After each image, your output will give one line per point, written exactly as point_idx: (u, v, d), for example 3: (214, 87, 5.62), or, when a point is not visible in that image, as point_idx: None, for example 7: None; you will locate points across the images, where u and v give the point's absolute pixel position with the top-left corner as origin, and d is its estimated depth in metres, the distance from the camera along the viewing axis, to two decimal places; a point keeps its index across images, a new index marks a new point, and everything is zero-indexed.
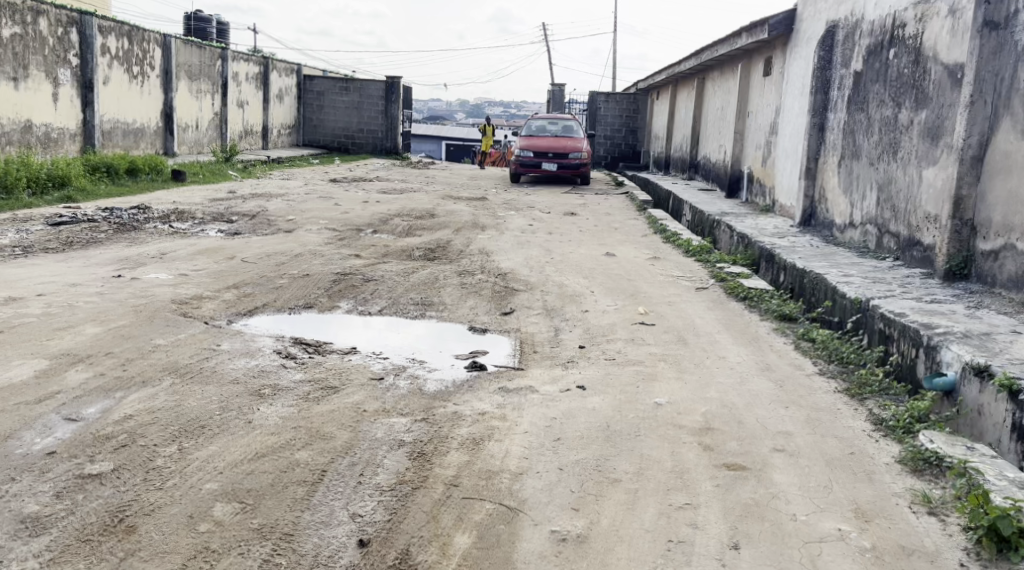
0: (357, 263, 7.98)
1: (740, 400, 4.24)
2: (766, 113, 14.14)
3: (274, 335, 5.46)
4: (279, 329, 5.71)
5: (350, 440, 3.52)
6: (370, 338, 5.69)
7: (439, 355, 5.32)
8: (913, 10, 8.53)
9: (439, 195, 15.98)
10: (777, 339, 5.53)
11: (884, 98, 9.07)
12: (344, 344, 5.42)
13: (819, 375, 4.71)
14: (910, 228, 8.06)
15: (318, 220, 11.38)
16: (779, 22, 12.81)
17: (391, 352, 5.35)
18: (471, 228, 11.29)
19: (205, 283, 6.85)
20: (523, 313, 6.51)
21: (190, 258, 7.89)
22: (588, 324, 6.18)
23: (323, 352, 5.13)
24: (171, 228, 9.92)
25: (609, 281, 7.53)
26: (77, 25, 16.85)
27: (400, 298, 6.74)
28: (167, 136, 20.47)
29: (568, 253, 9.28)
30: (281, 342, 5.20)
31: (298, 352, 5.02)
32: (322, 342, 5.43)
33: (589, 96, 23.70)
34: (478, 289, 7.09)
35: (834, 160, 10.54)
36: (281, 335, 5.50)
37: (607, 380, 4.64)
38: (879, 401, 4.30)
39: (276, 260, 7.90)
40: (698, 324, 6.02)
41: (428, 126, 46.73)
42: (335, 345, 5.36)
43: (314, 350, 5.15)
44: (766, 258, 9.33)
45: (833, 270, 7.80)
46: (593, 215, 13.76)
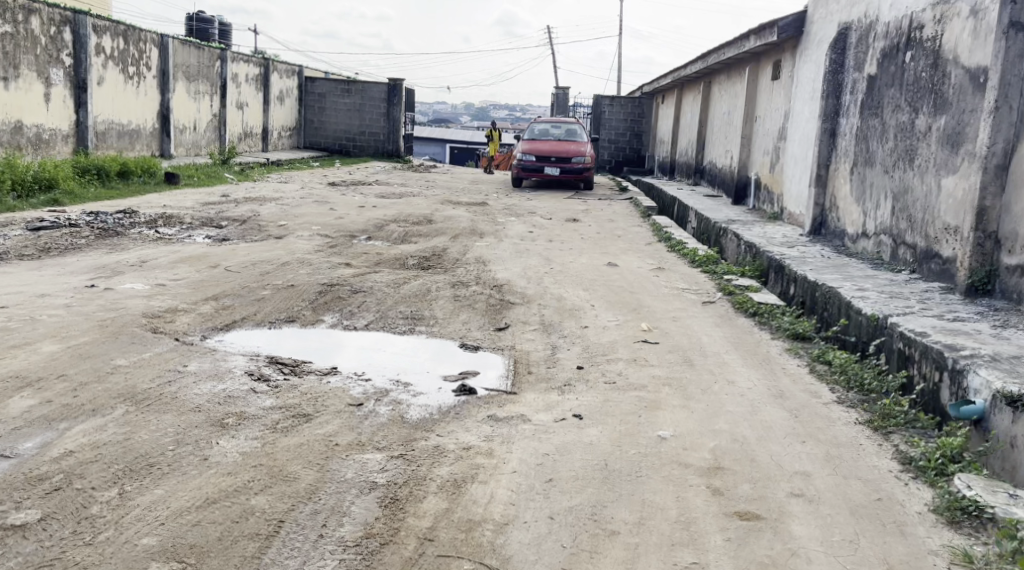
0: (346, 272, 7.60)
1: (752, 433, 3.86)
2: (774, 118, 13.76)
3: (249, 354, 5.08)
4: (256, 347, 5.32)
5: (315, 482, 3.14)
6: (353, 358, 5.30)
7: (427, 377, 4.93)
8: (931, 11, 8.15)
9: (439, 200, 15.63)
10: (790, 362, 5.14)
11: (900, 103, 8.69)
12: (324, 365, 5.03)
13: (837, 404, 4.32)
14: (928, 239, 7.68)
15: (311, 225, 11.01)
16: (789, 24, 12.45)
17: (375, 373, 4.96)
18: (470, 235, 10.92)
19: (182, 294, 6.47)
20: (519, 328, 6.13)
21: (171, 266, 7.52)
22: (588, 342, 5.80)
23: (299, 374, 4.75)
24: (157, 233, 9.55)
25: (610, 294, 7.15)
26: (71, 24, 16.53)
27: (388, 312, 6.37)
28: (164, 137, 20.14)
29: (569, 263, 8.90)
30: (255, 362, 4.81)
31: (272, 374, 4.63)
32: (301, 361, 5.05)
33: (594, 99, 23.29)
34: (472, 302, 6.71)
35: (846, 167, 10.15)
36: (256, 354, 5.12)
37: (605, 408, 4.25)
38: (905, 437, 3.93)
39: (261, 269, 7.52)
40: (704, 343, 5.63)
41: (433, 130, 46.43)
42: (313, 366, 4.97)
43: (290, 372, 4.77)
44: (775, 270, 8.96)
45: (847, 284, 7.43)
46: (596, 222, 13.38)
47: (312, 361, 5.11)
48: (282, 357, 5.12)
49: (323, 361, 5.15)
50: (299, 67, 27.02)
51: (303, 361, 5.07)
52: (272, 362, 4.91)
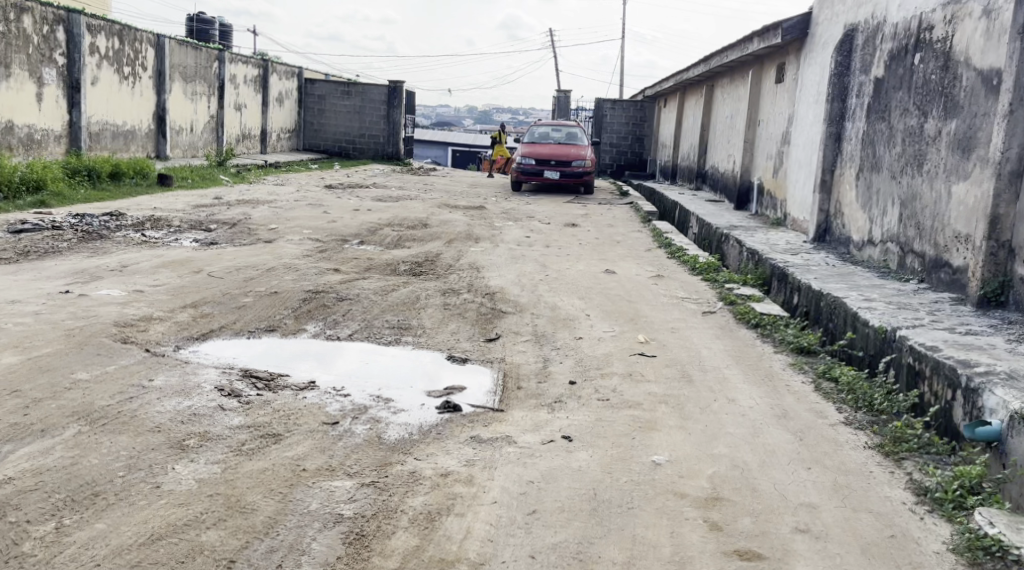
0: (333, 278, 7.33)
1: (753, 458, 3.60)
2: (777, 122, 13.50)
3: (223, 366, 4.80)
4: (232, 359, 5.05)
5: (274, 515, 2.90)
6: (333, 372, 5.01)
7: (411, 393, 4.65)
8: (942, 12, 7.91)
9: (436, 203, 15.36)
10: (794, 378, 4.87)
11: (908, 106, 8.44)
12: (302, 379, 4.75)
13: (845, 426, 4.06)
14: (937, 247, 7.41)
15: (302, 229, 10.75)
16: (793, 26, 12.20)
17: (355, 388, 4.67)
18: (465, 241, 10.64)
19: (159, 300, 6.20)
20: (510, 340, 5.85)
21: (153, 271, 7.25)
22: (581, 354, 5.52)
23: (274, 389, 4.47)
24: (142, 236, 9.28)
25: (607, 303, 6.88)
26: (64, 23, 16.29)
27: (374, 321, 6.10)
28: (160, 138, 19.89)
29: (566, 269, 8.62)
30: (227, 376, 4.54)
31: (244, 390, 4.35)
32: (277, 375, 4.77)
33: (595, 102, 23.02)
34: (462, 311, 6.44)
35: (852, 172, 9.89)
36: (230, 366, 4.84)
37: (596, 429, 3.98)
38: (918, 463, 3.68)
39: (245, 275, 7.25)
40: (703, 356, 5.36)
41: (435, 133, 46.21)
42: (290, 380, 4.69)
43: (265, 386, 4.49)
44: (778, 279, 8.69)
45: (853, 294, 7.17)
46: (595, 227, 13.12)
47: (290, 374, 4.83)
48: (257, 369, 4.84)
49: (301, 374, 4.87)
50: (299, 68, 26.78)
51: (280, 375, 4.79)
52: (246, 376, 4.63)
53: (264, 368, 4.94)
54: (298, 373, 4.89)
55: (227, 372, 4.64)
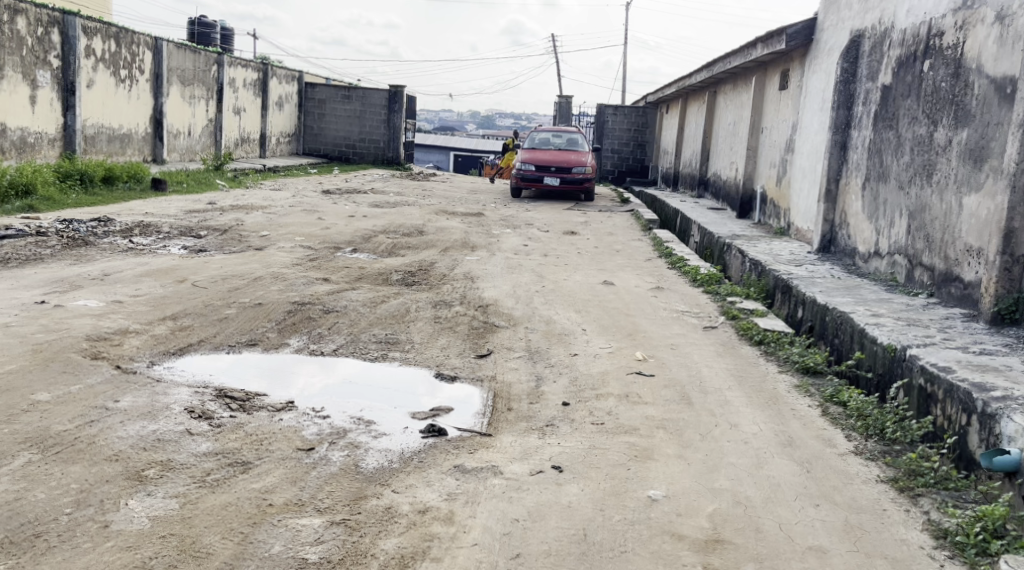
0: (321, 288, 7.07)
1: (756, 495, 3.39)
2: (781, 129, 13.26)
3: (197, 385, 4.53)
4: (207, 377, 4.79)
5: (230, 561, 2.77)
6: (314, 390, 4.76)
7: (396, 415, 4.39)
8: (953, 17, 7.71)
9: (434, 210, 15.10)
10: (800, 401, 4.61)
11: (918, 115, 8.22)
12: (280, 400, 4.49)
13: (854, 456, 3.82)
14: (947, 261, 7.18)
15: (295, 236, 10.49)
16: (798, 32, 11.97)
17: (336, 409, 4.41)
18: (461, 249, 10.39)
19: (138, 312, 5.95)
20: (502, 356, 5.60)
21: (135, 280, 6.99)
22: (575, 372, 5.27)
23: (250, 411, 4.21)
24: (129, 243, 9.03)
25: (604, 317, 6.63)
26: (59, 25, 16.06)
27: (360, 335, 5.85)
28: (157, 142, 19.65)
29: (563, 280, 8.37)
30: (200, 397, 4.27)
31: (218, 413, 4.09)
32: (255, 395, 4.50)
33: (597, 108, 22.77)
34: (454, 325, 6.18)
35: (858, 181, 9.65)
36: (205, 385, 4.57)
37: (588, 457, 3.74)
38: (936, 500, 3.46)
39: (231, 285, 6.99)
40: (704, 377, 5.10)
41: (437, 137, 45.98)
42: (268, 400, 4.43)
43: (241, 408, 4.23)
44: (782, 291, 8.44)
45: (859, 308, 6.93)
46: (594, 235, 12.87)
47: (267, 394, 4.57)
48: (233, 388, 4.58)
49: (279, 394, 4.61)
50: (299, 72, 26.55)
51: (257, 395, 4.53)
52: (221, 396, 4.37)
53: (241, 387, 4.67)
54: (276, 393, 4.63)
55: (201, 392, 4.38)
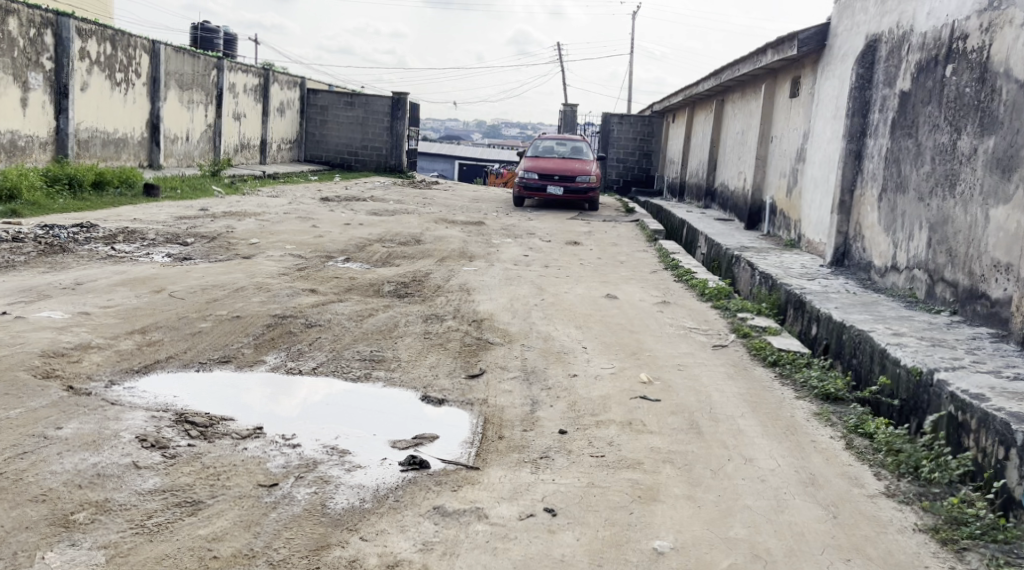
0: (305, 300, 6.65)
1: (777, 549, 3.01)
2: (791, 138, 12.87)
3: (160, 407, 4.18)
4: (169, 399, 4.37)
5: None
6: (286, 414, 4.34)
7: (373, 443, 4.01)
8: (978, 19, 7.34)
9: (434, 218, 14.69)
10: (820, 432, 4.19)
11: (940, 122, 7.84)
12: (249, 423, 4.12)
13: (887, 499, 3.43)
14: (972, 277, 6.80)
15: (285, 244, 10.07)
16: (809, 37, 11.59)
17: (308, 435, 4.04)
18: (459, 259, 9.97)
19: (105, 324, 5.54)
20: (495, 376, 5.17)
21: (108, 290, 6.58)
22: (573, 396, 4.84)
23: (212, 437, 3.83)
24: (111, 250, 8.62)
25: (606, 334, 6.20)
26: (53, 26, 15.72)
27: (343, 353, 5.42)
28: (153, 147, 19.27)
29: (564, 293, 7.95)
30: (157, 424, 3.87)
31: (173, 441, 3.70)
32: (223, 418, 4.15)
33: (602, 117, 22.37)
34: (444, 342, 5.75)
35: (873, 192, 9.24)
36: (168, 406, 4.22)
37: (585, 497, 3.35)
38: (984, 556, 3.08)
39: (210, 295, 6.58)
40: (714, 402, 4.67)
41: (442, 146, 45.62)
42: (233, 424, 4.07)
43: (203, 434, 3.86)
44: (795, 307, 8.03)
45: (879, 326, 6.52)
46: (598, 246, 12.47)
47: (237, 416, 4.21)
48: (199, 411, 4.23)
49: (250, 416, 4.25)
50: (301, 78, 26.22)
51: (225, 418, 4.17)
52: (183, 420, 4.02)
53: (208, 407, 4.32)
54: (246, 414, 4.27)
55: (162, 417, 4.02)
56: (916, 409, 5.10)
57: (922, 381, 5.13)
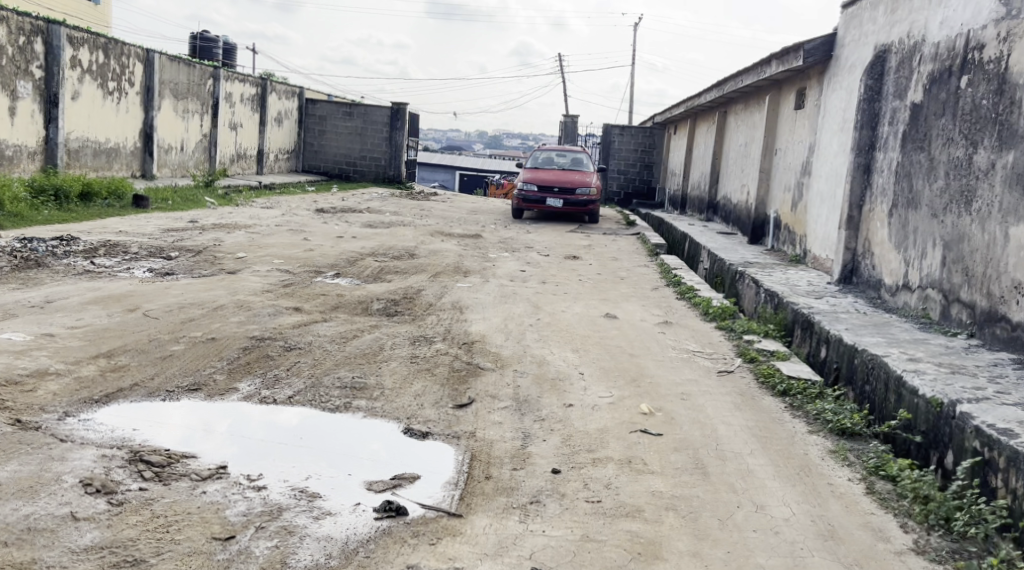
0: (287, 320, 6.31)
1: None
2: (796, 150, 12.54)
3: (158, 419, 4.25)
4: (128, 431, 4.02)
5: None
6: (255, 449, 3.98)
7: (360, 462, 3.94)
8: (994, 28, 7.02)
9: (430, 231, 14.34)
10: (837, 473, 3.88)
11: (954, 136, 7.53)
12: (241, 437, 4.13)
13: (916, 558, 3.24)
14: (991, 298, 6.50)
15: (273, 258, 9.72)
16: (815, 48, 11.28)
17: (297, 450, 4.02)
18: (453, 274, 9.63)
19: (69, 347, 5.19)
20: (485, 406, 4.81)
21: (79, 308, 6.23)
22: (567, 428, 4.49)
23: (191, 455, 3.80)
24: (89, 265, 8.27)
25: (605, 358, 5.84)
26: (43, 34, 15.42)
27: (323, 379, 5.07)
28: (146, 157, 18.95)
29: (561, 312, 7.61)
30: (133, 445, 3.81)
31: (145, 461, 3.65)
32: (211, 434, 4.12)
33: (603, 128, 22.04)
34: (432, 367, 5.40)
35: (883, 208, 8.92)
36: (167, 418, 4.28)
37: (579, 558, 3.09)
38: None
39: (187, 314, 6.23)
40: (720, 437, 4.32)
41: (443, 156, 45.30)
42: (217, 443, 4.02)
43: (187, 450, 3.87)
44: (802, 327, 7.72)
45: (891, 350, 6.19)
46: (598, 260, 12.12)
47: (226, 432, 4.18)
48: (196, 423, 4.27)
49: (246, 429, 4.25)
50: (299, 88, 25.93)
51: (207, 438, 4.07)
52: (174, 434, 4.06)
53: (209, 418, 4.36)
54: (241, 427, 4.28)
55: (153, 431, 4.07)
56: (936, 443, 4.76)
57: (943, 413, 4.78)
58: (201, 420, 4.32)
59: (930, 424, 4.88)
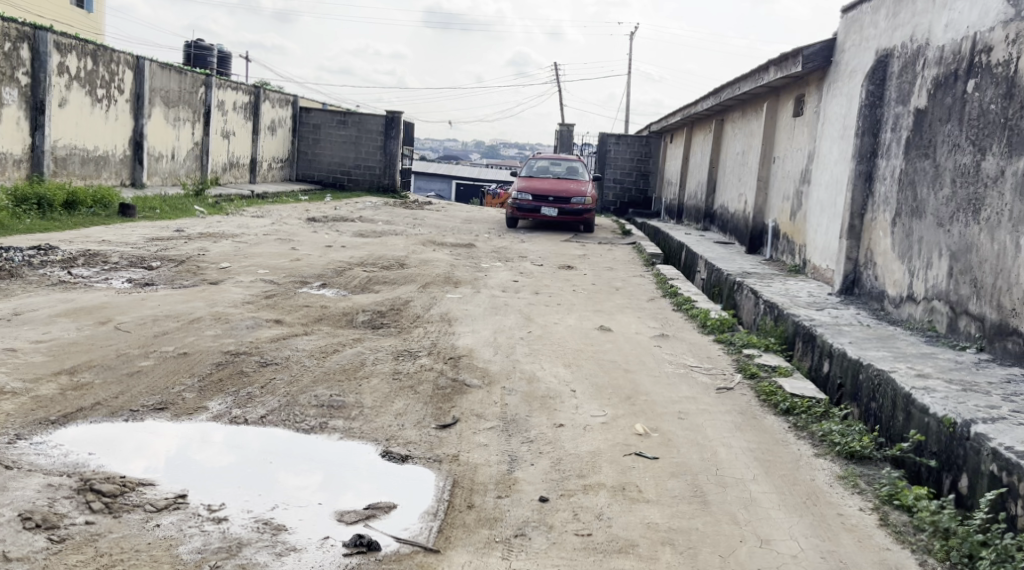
0: (265, 334, 6.02)
1: None
2: (795, 158, 12.29)
3: (147, 431, 4.16)
4: (89, 455, 3.77)
5: None
6: (223, 474, 3.71)
7: (355, 472, 3.88)
8: (1002, 30, 6.79)
9: (422, 240, 14.06)
10: (847, 502, 3.64)
11: (961, 142, 7.29)
12: (237, 446, 4.10)
13: None
14: (1003, 311, 6.28)
15: (258, 268, 9.42)
16: (815, 53, 11.06)
17: (293, 459, 3.97)
18: (443, 285, 9.33)
19: (30, 363, 4.89)
20: (470, 427, 4.53)
21: (46, 321, 5.93)
22: (557, 450, 4.20)
23: (180, 467, 3.75)
24: (65, 276, 7.96)
25: (599, 374, 5.56)
26: (30, 40, 15.13)
27: (299, 398, 4.78)
28: (136, 165, 18.65)
29: (554, 324, 7.31)
30: (119, 460, 3.76)
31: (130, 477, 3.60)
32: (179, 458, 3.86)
33: (599, 137, 21.79)
34: (415, 384, 5.10)
35: (886, 217, 8.67)
36: (155, 431, 4.18)
37: None
38: None
39: (160, 327, 5.93)
40: (721, 460, 4.06)
41: (439, 165, 45.02)
42: (183, 467, 3.75)
43: (179, 460, 3.83)
44: (804, 340, 7.44)
45: (897, 365, 5.93)
46: (593, 270, 11.85)
47: (196, 455, 3.91)
48: (166, 445, 4.01)
49: (219, 451, 3.99)
50: (293, 96, 25.67)
51: (174, 462, 3.81)
52: (161, 448, 3.96)
53: (181, 440, 4.11)
54: (226, 443, 4.13)
55: (147, 441, 4.04)
56: (950, 465, 4.50)
57: (957, 434, 4.52)
58: (173, 442, 4.06)
59: (943, 444, 4.64)
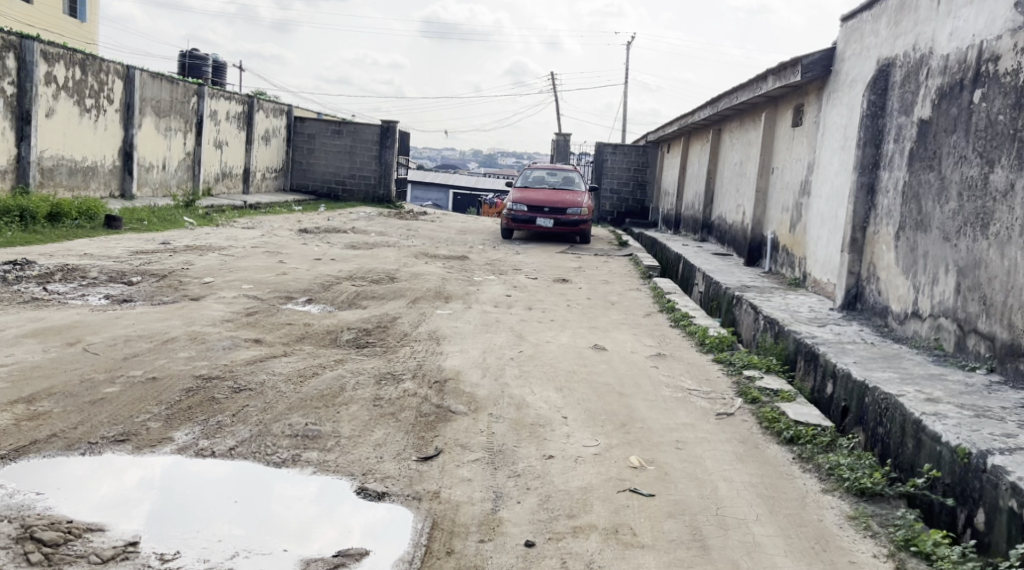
0: (242, 356, 5.74)
1: None
2: (794, 169, 12.03)
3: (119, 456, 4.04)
4: (57, 489, 3.69)
5: None
6: (192, 511, 3.62)
7: (341, 493, 3.84)
8: (1010, 38, 6.55)
9: (415, 253, 13.77)
10: (858, 549, 3.50)
11: (968, 154, 7.04)
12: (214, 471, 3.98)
13: None
14: (1016, 331, 6.06)
15: (242, 283, 9.12)
16: (814, 62, 10.82)
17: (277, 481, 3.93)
18: (433, 300, 9.05)
19: None
20: (453, 460, 4.25)
21: (11, 343, 5.64)
22: (546, 486, 3.93)
23: (179, 477, 3.89)
24: (40, 293, 7.67)
25: (592, 399, 5.28)
26: (16, 49, 14.84)
27: (272, 427, 4.50)
28: (126, 176, 18.37)
29: (546, 343, 7.03)
30: (100, 486, 3.74)
31: (124, 495, 3.69)
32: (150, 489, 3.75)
33: (595, 147, 21.54)
34: (397, 411, 4.82)
35: (889, 230, 8.41)
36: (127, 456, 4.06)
37: None
38: None
39: (131, 349, 5.65)
40: (723, 499, 3.83)
41: (436, 175, 44.72)
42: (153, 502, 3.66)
43: (176, 469, 3.96)
44: (806, 359, 7.17)
45: (904, 388, 5.68)
46: (588, 284, 11.57)
47: (168, 485, 3.81)
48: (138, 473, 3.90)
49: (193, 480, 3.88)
50: (287, 106, 25.41)
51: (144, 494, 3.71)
52: (135, 475, 3.87)
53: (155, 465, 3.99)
54: (203, 467, 4.02)
55: (121, 466, 3.95)
56: (965, 499, 4.29)
57: (972, 466, 4.31)
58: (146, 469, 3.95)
59: (956, 476, 4.42)
